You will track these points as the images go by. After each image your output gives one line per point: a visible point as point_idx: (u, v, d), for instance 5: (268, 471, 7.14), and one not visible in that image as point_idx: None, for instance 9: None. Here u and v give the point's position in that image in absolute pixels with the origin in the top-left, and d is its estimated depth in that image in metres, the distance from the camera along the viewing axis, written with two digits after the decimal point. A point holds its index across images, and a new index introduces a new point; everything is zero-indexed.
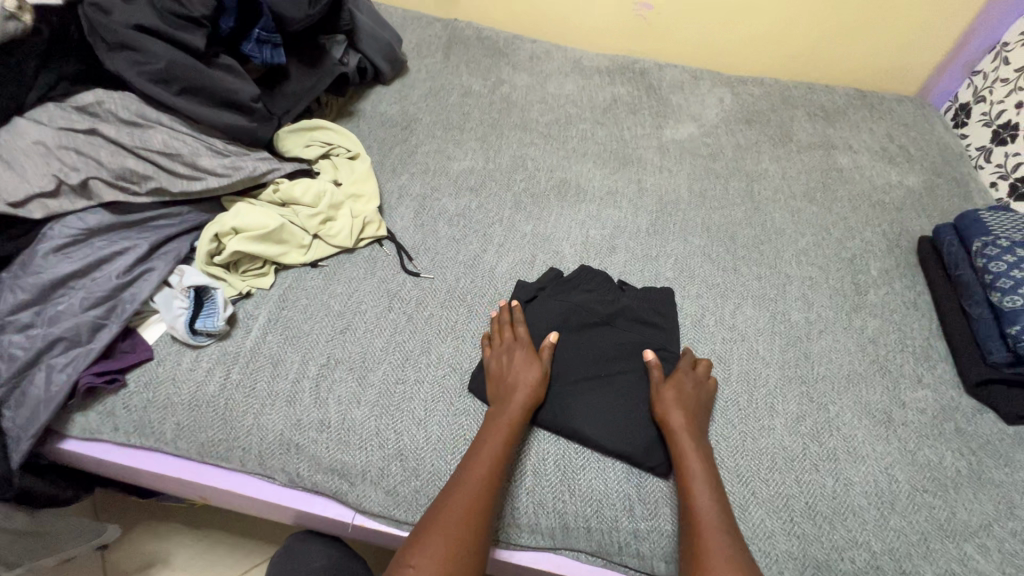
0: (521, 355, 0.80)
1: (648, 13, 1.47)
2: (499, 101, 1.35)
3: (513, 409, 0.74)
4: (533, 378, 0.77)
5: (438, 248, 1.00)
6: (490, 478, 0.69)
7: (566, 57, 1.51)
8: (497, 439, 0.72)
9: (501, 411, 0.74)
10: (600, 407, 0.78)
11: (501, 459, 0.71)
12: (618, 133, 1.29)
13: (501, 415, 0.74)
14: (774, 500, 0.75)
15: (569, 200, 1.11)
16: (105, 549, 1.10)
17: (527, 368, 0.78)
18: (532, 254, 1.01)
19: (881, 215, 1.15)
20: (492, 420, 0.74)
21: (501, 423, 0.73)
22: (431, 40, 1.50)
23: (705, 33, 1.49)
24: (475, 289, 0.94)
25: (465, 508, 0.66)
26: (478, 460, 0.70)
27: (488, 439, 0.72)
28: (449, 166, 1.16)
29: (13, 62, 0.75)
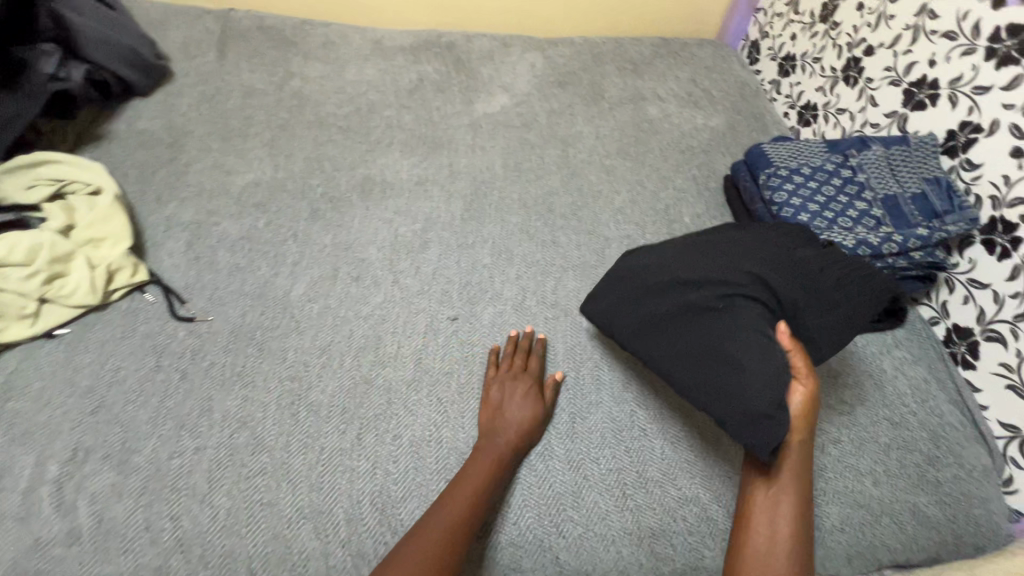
0: (522, 387, 0.76)
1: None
2: (289, 97, 1.19)
3: (501, 450, 0.71)
4: (529, 418, 0.74)
5: (217, 283, 0.85)
6: (463, 529, 0.64)
7: (365, 39, 1.38)
8: (478, 483, 0.67)
9: (491, 453, 0.70)
10: (702, 376, 0.68)
11: (475, 505, 0.66)
12: (427, 115, 1.20)
13: (494, 456, 0.70)
14: (603, 478, 0.73)
15: (373, 198, 1.01)
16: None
17: (520, 408, 0.75)
18: (334, 267, 0.90)
19: (690, 160, 1.17)
20: (479, 453, 0.71)
21: (484, 466, 0.69)
22: (201, 35, 1.29)
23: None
24: (266, 322, 0.82)
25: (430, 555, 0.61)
26: (428, 521, 0.64)
27: (456, 490, 0.67)
28: (229, 181, 1.00)
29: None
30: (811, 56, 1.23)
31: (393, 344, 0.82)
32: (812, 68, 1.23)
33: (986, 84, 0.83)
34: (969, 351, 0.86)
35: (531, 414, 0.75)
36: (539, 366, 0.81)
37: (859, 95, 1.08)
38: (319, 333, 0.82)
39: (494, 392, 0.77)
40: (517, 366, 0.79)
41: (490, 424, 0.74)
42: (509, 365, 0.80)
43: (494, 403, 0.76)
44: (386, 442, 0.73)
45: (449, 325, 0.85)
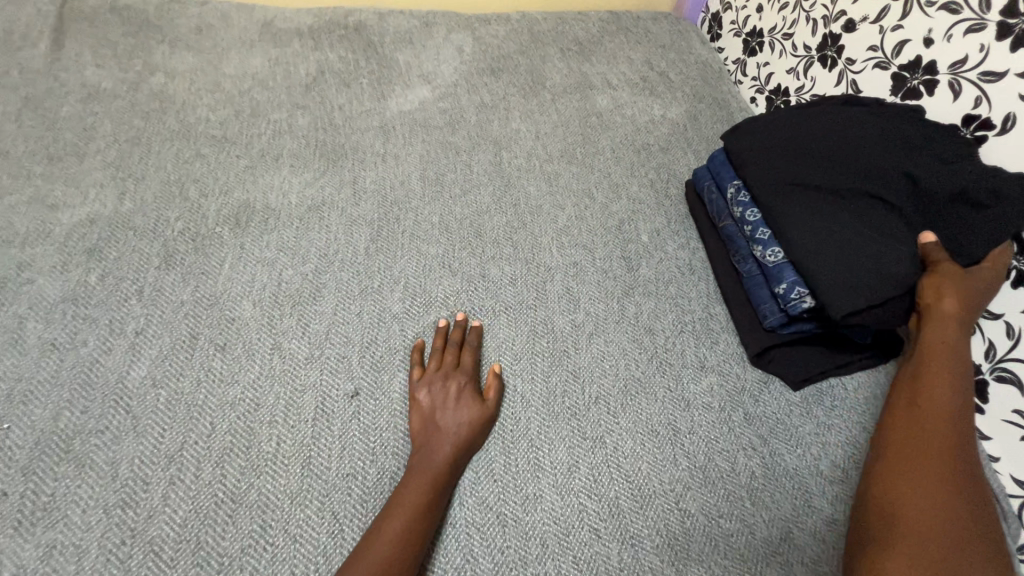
0: (451, 391, 0.67)
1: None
2: (147, 99, 0.94)
3: (419, 487, 0.59)
4: (458, 428, 0.64)
5: (22, 369, 0.63)
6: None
7: (252, 20, 1.12)
8: (395, 539, 0.55)
9: (412, 492, 0.59)
10: (770, 171, 0.76)
11: (402, 561, 0.54)
12: (327, 116, 0.97)
13: (407, 495, 0.59)
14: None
15: (251, 232, 0.79)
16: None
17: (449, 417, 0.64)
18: (191, 332, 0.69)
19: (646, 161, 0.99)
20: (417, 464, 0.61)
21: (402, 515, 0.57)
22: (31, 20, 1.01)
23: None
24: (92, 422, 0.61)
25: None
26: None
27: (372, 546, 0.55)
28: (53, 219, 0.76)
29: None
30: (781, 32, 1.05)
31: (269, 440, 0.62)
32: (782, 46, 1.05)
33: (1000, 69, 0.67)
34: (975, 390, 0.73)
35: (466, 419, 0.65)
36: (474, 359, 0.70)
37: (839, 79, 0.92)
38: (165, 432, 0.61)
39: (423, 393, 0.66)
40: (447, 364, 0.69)
41: (426, 430, 0.64)
42: (438, 365, 0.69)
43: (422, 414, 0.65)
44: None
45: (346, 404, 0.66)
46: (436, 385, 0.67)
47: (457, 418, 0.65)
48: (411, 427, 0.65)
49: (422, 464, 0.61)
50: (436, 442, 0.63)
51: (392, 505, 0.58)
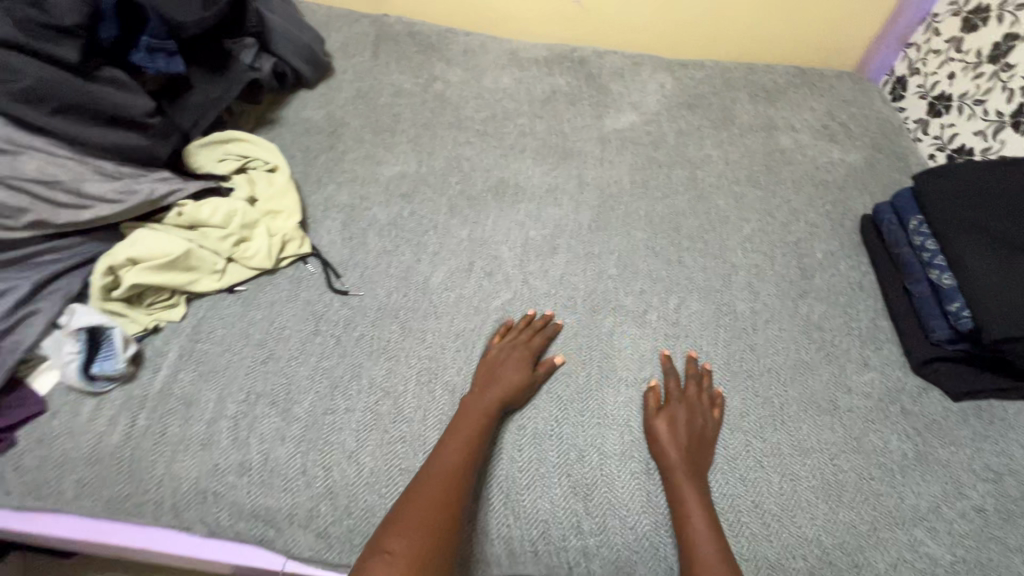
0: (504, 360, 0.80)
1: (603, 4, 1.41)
2: (432, 99, 1.27)
3: (481, 420, 0.73)
4: (513, 385, 0.77)
5: (368, 262, 0.93)
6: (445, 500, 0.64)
7: (502, 49, 1.43)
8: (459, 454, 0.69)
9: (473, 419, 0.73)
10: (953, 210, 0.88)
11: (461, 468, 0.68)
12: (558, 126, 1.24)
13: (473, 423, 0.73)
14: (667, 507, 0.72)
15: (507, 200, 1.06)
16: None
17: (512, 372, 0.78)
18: (469, 260, 0.95)
19: (824, 195, 1.13)
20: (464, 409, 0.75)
21: (468, 436, 0.71)
22: (358, 38, 1.40)
23: (659, 20, 1.43)
24: (409, 304, 0.89)
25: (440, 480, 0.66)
26: (419, 487, 0.66)
27: (437, 454, 0.69)
28: (379, 172, 1.09)
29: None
30: (972, 98, 1.15)
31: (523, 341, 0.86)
32: (971, 110, 1.15)
33: None
34: None
35: (518, 375, 0.78)
36: (547, 338, 0.85)
37: None
38: (455, 320, 0.88)
39: (497, 352, 0.82)
40: (527, 338, 0.84)
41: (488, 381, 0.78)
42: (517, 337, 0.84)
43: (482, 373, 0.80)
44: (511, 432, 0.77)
45: (572, 328, 0.88)
46: (501, 350, 0.82)
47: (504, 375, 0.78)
48: (478, 376, 0.79)
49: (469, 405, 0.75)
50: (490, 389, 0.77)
51: (455, 429, 0.72)
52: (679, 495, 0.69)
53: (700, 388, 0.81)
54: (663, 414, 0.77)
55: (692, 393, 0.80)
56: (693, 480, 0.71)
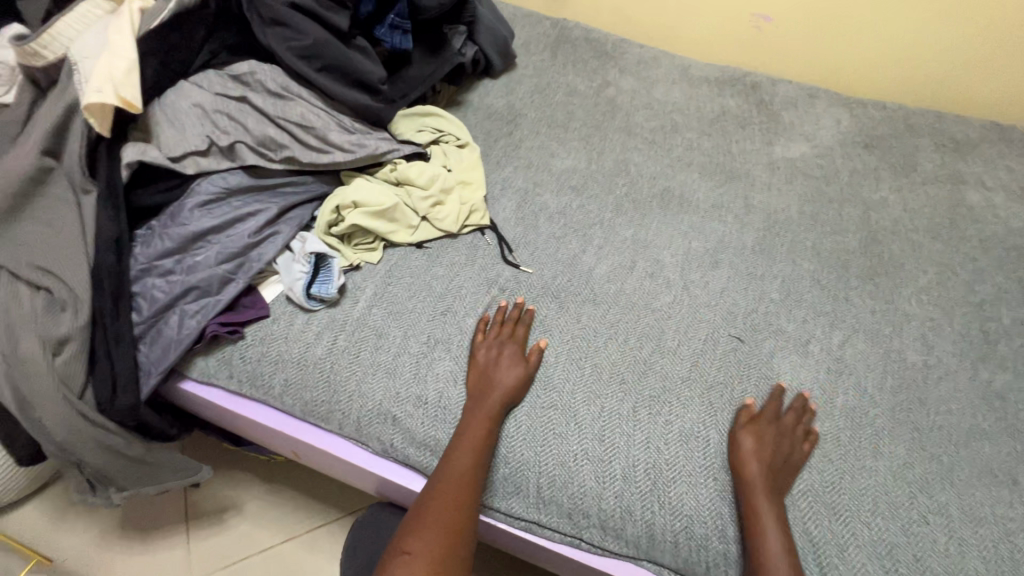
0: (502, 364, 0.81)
1: (802, 29, 1.37)
2: (604, 103, 1.32)
3: (479, 429, 0.76)
4: (509, 388, 0.79)
5: (538, 243, 0.99)
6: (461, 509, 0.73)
7: (674, 64, 1.44)
8: (468, 464, 0.74)
9: (476, 426, 0.76)
10: None
11: (470, 483, 0.73)
12: (725, 146, 1.24)
13: (475, 434, 0.76)
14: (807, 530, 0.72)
15: (671, 209, 1.08)
16: (216, 496, 1.29)
17: (505, 375, 0.80)
18: (631, 259, 0.99)
19: (1016, 261, 1.05)
20: (473, 411, 0.77)
21: (470, 446, 0.75)
22: (539, 37, 1.48)
23: (863, 51, 1.36)
24: (572, 287, 0.93)
25: (454, 490, 0.73)
26: (436, 494, 0.73)
27: (451, 465, 0.74)
28: (552, 163, 1.15)
29: (170, 41, 0.80)
30: None
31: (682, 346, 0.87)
32: None
33: None
34: None
35: (513, 378, 0.80)
36: (524, 335, 0.86)
37: None
38: (609, 310, 0.91)
39: (481, 353, 0.83)
40: (502, 336, 0.85)
41: (482, 382, 0.80)
42: (495, 335, 0.85)
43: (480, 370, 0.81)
44: (660, 424, 0.79)
45: (730, 341, 0.88)
46: (491, 348, 0.83)
47: (508, 377, 0.80)
48: (475, 372, 0.81)
49: (472, 408, 0.78)
50: (489, 396, 0.78)
51: (459, 440, 0.76)
52: (756, 511, 0.71)
53: (797, 419, 0.80)
54: (751, 428, 0.78)
55: (789, 424, 0.79)
56: (772, 497, 0.72)
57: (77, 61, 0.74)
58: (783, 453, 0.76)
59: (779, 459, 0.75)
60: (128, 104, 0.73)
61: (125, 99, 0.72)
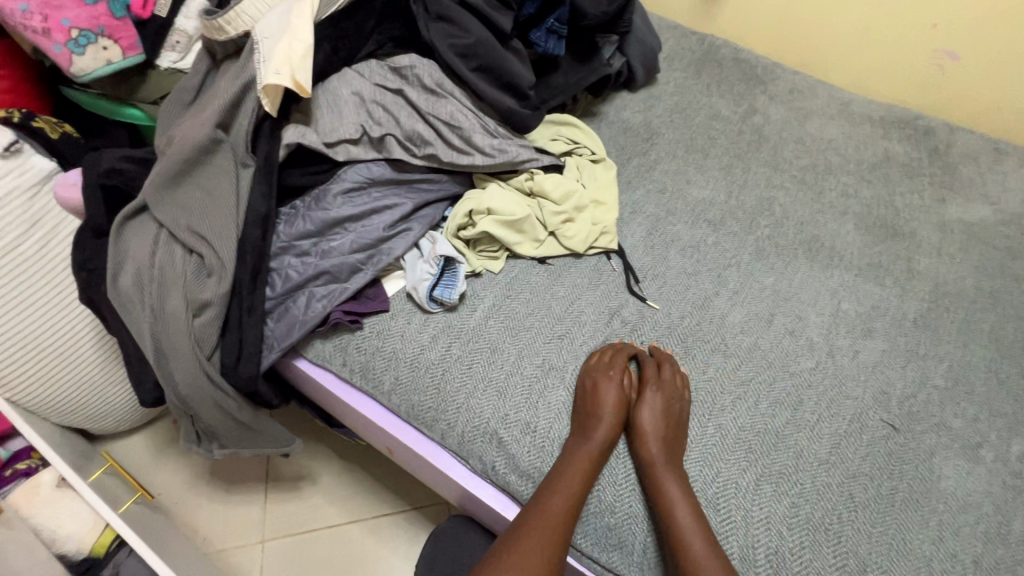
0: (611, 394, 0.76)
1: (1013, 72, 1.17)
2: (749, 131, 1.21)
3: (589, 460, 0.72)
4: (616, 420, 0.75)
5: (667, 277, 0.93)
6: (560, 542, 0.67)
7: (833, 97, 1.30)
8: (576, 498, 0.69)
9: (588, 458, 0.72)
10: None
11: (566, 528, 0.68)
12: (887, 196, 1.10)
13: (577, 471, 0.70)
14: None
15: (819, 261, 0.97)
16: (295, 463, 1.33)
17: (615, 404, 0.76)
18: (770, 311, 0.89)
19: None
20: (582, 442, 0.73)
21: (579, 478, 0.70)
22: (683, 52, 1.39)
23: None
24: (700, 333, 0.86)
25: (557, 522, 0.67)
26: (539, 523, 0.67)
27: (549, 504, 0.68)
28: (688, 191, 1.07)
29: (341, 28, 0.82)
30: None
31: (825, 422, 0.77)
32: None
33: None
34: None
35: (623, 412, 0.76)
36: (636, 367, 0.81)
37: None
38: (742, 364, 0.82)
39: (591, 380, 0.78)
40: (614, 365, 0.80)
41: (592, 411, 0.75)
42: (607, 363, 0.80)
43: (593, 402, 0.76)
44: (789, 506, 0.69)
45: (882, 428, 0.77)
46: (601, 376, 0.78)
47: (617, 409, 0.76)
48: (581, 399, 0.77)
49: (582, 438, 0.73)
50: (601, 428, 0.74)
51: (558, 474, 0.70)
52: (667, 498, 0.67)
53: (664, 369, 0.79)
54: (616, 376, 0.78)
55: (667, 377, 0.78)
56: (676, 476, 0.69)
57: (259, 39, 0.77)
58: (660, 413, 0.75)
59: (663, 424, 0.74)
60: (300, 87, 0.74)
61: (298, 82, 0.74)
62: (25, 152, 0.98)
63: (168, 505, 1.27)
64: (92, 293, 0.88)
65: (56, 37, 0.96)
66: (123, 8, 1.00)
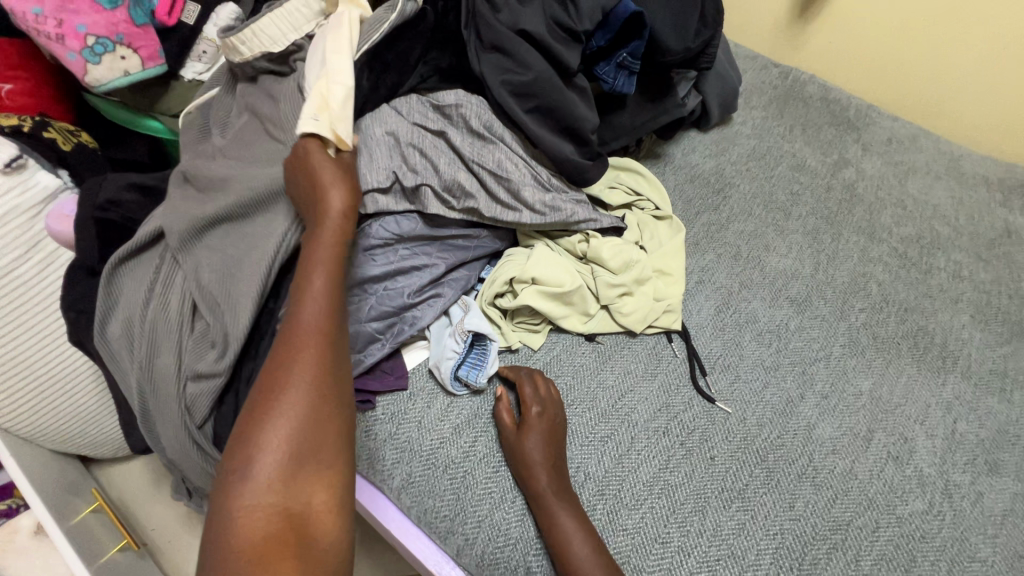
0: (324, 167, 0.61)
1: None
2: (840, 188, 1.04)
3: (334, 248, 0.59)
4: (350, 198, 0.61)
5: (740, 369, 0.77)
6: (318, 367, 0.52)
7: (941, 150, 1.12)
8: (319, 312, 0.55)
9: (325, 255, 0.58)
10: None
11: (331, 340, 0.55)
12: (1011, 281, 0.92)
13: (324, 272, 0.57)
14: None
15: (929, 363, 0.80)
16: None
17: (340, 190, 0.61)
18: (868, 427, 0.73)
19: None
20: (317, 247, 0.59)
21: (320, 288, 0.56)
22: (763, 87, 1.22)
23: None
24: (782, 450, 0.70)
25: (306, 348, 0.53)
26: (286, 367, 0.52)
27: (295, 329, 0.54)
28: (766, 259, 0.91)
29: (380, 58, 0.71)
30: None
31: None
32: None
33: None
34: None
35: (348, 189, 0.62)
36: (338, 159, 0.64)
37: None
38: (838, 498, 0.67)
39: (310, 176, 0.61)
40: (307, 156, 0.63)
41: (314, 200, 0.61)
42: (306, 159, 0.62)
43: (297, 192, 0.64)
44: None
45: None
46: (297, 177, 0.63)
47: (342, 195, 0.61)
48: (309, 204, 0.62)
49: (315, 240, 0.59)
50: (330, 217, 0.60)
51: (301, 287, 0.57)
52: (558, 533, 0.59)
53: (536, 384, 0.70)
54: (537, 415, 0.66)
55: (542, 390, 0.69)
56: (565, 502, 0.61)
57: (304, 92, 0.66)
58: (546, 433, 0.65)
59: (547, 439, 0.65)
60: (341, 139, 0.63)
61: (338, 134, 0.62)
62: (29, 168, 0.86)
63: (158, 545, 1.18)
64: (80, 336, 0.78)
65: (71, 44, 0.85)
66: (145, 16, 0.90)
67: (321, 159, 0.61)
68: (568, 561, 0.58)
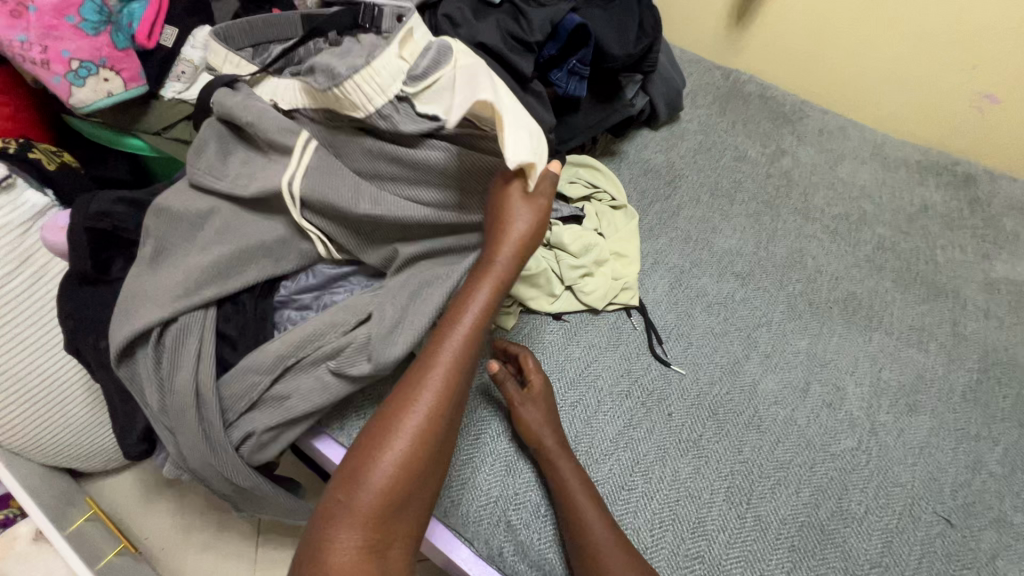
0: (511, 205, 0.65)
1: None
2: (778, 175, 1.15)
3: (476, 311, 0.63)
4: (520, 240, 0.65)
5: (692, 336, 0.86)
6: (427, 430, 0.59)
7: (866, 138, 1.24)
8: (441, 373, 0.61)
9: (465, 315, 0.63)
10: None
11: (444, 406, 0.60)
12: (927, 249, 1.04)
13: (457, 336, 0.62)
14: None
15: (857, 323, 0.90)
16: None
17: (520, 224, 0.65)
18: (805, 379, 0.82)
19: None
20: (461, 302, 0.64)
21: (449, 352, 0.62)
22: (707, 88, 1.33)
23: None
24: (731, 404, 0.79)
25: (419, 407, 0.60)
26: (393, 417, 0.59)
27: (416, 380, 0.61)
28: (713, 240, 1.01)
29: None
30: None
31: (874, 518, 0.70)
32: None
33: None
34: None
35: (529, 224, 0.65)
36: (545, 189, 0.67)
37: None
38: (781, 442, 0.76)
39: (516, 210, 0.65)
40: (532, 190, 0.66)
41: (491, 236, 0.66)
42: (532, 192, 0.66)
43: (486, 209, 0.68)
44: None
45: (936, 524, 0.70)
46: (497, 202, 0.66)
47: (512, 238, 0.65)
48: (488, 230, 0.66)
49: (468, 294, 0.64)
50: (494, 262, 0.65)
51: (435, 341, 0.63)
52: (564, 489, 0.66)
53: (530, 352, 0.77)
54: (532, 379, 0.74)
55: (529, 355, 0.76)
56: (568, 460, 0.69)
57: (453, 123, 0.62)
58: (548, 401, 0.73)
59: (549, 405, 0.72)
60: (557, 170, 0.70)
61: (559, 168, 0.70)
62: (18, 187, 0.90)
63: (153, 553, 1.20)
64: (77, 342, 0.82)
65: (56, 68, 0.90)
66: (127, 39, 0.95)
67: (518, 188, 0.65)
68: (570, 510, 0.65)
